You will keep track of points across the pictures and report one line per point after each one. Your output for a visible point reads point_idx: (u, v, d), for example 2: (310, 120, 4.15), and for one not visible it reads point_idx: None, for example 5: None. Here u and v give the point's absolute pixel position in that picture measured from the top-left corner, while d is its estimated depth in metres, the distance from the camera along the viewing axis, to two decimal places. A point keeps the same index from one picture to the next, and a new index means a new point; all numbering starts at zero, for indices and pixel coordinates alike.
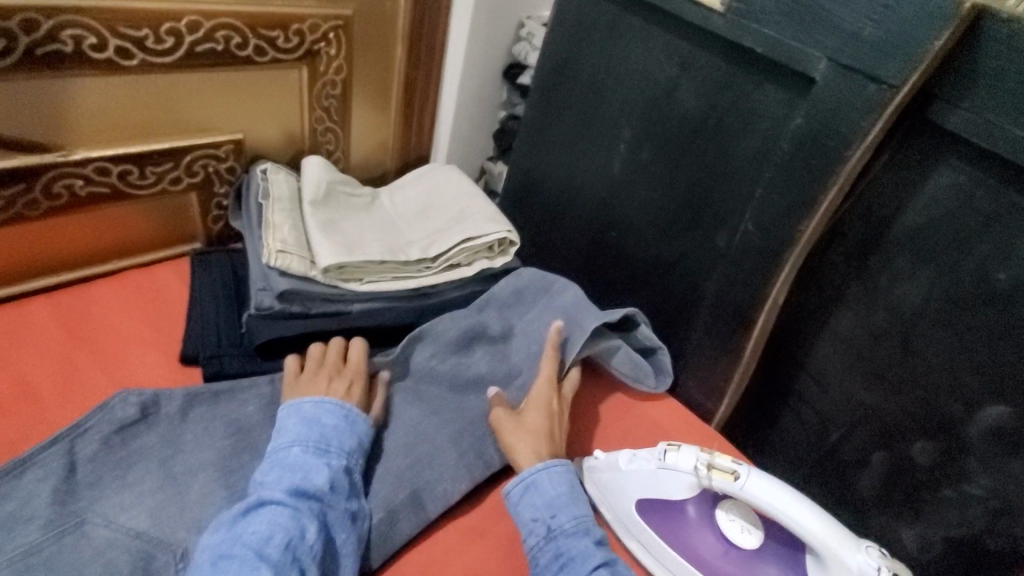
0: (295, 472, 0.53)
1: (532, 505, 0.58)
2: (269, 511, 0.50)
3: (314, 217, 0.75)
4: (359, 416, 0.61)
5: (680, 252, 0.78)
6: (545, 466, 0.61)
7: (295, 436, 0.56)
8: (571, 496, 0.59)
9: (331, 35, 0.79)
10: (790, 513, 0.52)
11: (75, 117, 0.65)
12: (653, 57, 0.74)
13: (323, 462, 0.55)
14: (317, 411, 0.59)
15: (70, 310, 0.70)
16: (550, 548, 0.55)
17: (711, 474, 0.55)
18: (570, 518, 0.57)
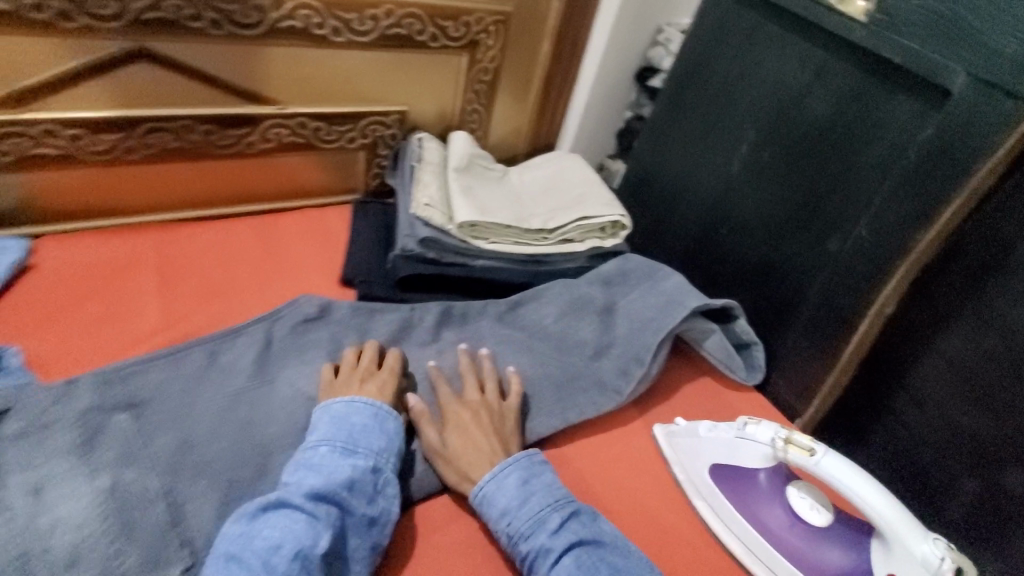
0: (318, 471, 0.54)
1: (489, 518, 0.58)
2: (285, 514, 0.50)
3: (456, 182, 0.88)
4: (390, 413, 0.61)
5: (788, 254, 0.81)
6: (487, 476, 0.59)
7: (323, 435, 0.57)
8: (522, 496, 0.58)
9: (492, 28, 0.91)
10: (860, 493, 0.55)
11: (290, 80, 0.81)
12: (787, 64, 0.78)
13: (349, 463, 0.55)
14: (348, 410, 0.60)
15: (264, 230, 0.86)
16: (516, 554, 0.56)
17: (788, 451, 0.59)
18: (524, 521, 0.56)
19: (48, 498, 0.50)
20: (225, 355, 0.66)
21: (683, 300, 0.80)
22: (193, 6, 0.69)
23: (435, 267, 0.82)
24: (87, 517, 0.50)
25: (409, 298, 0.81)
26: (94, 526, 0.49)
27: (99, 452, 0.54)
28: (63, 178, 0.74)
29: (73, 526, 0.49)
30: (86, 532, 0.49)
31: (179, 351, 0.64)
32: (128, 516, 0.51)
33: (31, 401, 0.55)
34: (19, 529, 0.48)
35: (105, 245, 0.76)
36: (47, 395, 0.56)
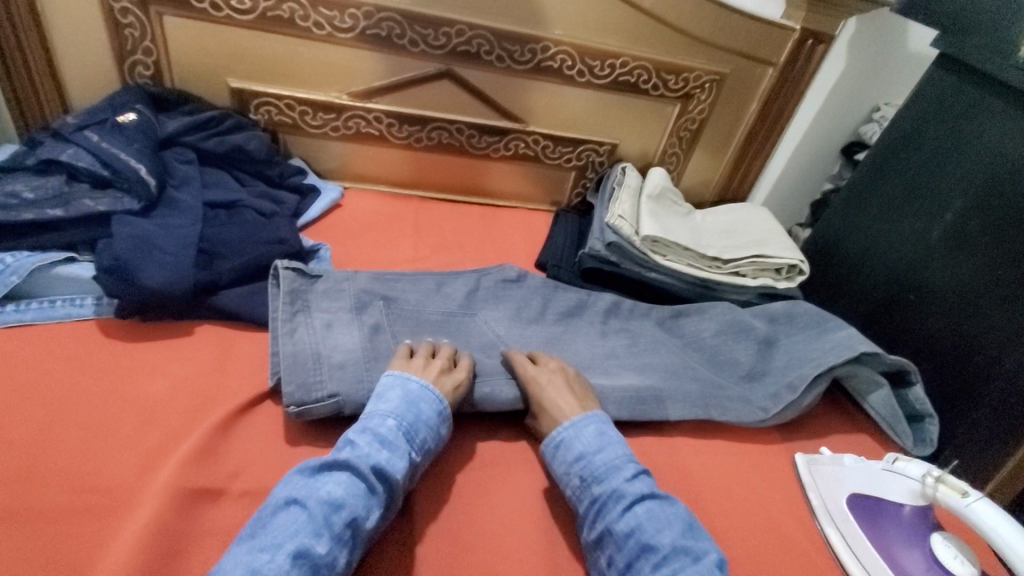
0: (383, 445, 0.56)
1: (563, 459, 0.62)
2: (347, 477, 0.53)
3: (648, 205, 1.01)
4: (448, 416, 0.63)
5: (986, 326, 0.78)
6: (567, 423, 0.64)
7: (393, 410, 0.59)
8: (602, 445, 0.62)
9: (707, 84, 1.06)
10: (1011, 543, 0.53)
11: (536, 106, 1.05)
12: (1010, 137, 0.78)
13: (402, 446, 0.57)
14: (419, 393, 0.62)
15: (487, 217, 1.10)
16: (586, 495, 0.59)
17: (937, 489, 0.60)
18: (602, 462, 0.60)
19: (334, 331, 0.70)
20: (448, 286, 0.84)
21: (854, 344, 0.80)
22: (490, 44, 0.96)
23: (613, 269, 0.96)
24: (352, 348, 0.68)
25: (587, 286, 0.95)
26: (359, 352, 0.68)
27: (365, 317, 0.73)
28: (372, 151, 1.06)
29: (346, 349, 0.68)
30: (354, 356, 0.67)
31: (419, 275, 0.84)
32: (380, 354, 0.69)
33: (333, 274, 0.78)
34: (316, 340, 0.68)
35: (386, 203, 1.06)
36: (343, 274, 0.79)
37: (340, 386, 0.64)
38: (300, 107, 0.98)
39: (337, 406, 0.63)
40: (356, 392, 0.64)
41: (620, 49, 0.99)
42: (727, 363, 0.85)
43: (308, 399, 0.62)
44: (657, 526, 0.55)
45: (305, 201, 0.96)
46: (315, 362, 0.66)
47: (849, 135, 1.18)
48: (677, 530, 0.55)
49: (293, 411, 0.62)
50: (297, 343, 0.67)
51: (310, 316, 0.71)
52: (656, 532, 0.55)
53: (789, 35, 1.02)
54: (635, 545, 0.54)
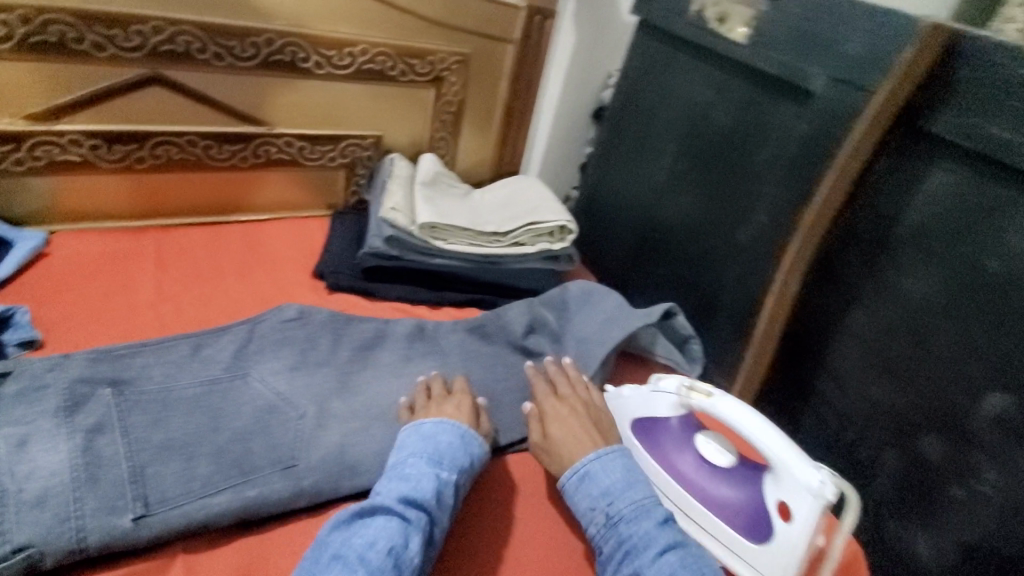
0: (408, 479, 0.58)
1: (589, 493, 0.62)
2: (379, 519, 0.54)
3: (420, 193, 1.00)
4: (472, 438, 0.65)
5: (712, 247, 0.89)
6: (593, 454, 0.64)
7: (413, 449, 0.62)
8: (626, 479, 0.62)
9: (454, 66, 1.07)
10: (755, 432, 0.62)
11: (278, 104, 0.96)
12: (695, 84, 0.90)
13: (433, 474, 0.59)
14: (439, 428, 0.64)
15: (252, 235, 0.98)
16: (614, 535, 0.59)
17: (690, 394, 0.68)
18: (627, 504, 0.60)
19: (25, 451, 0.53)
20: (207, 348, 0.72)
21: (630, 317, 0.87)
22: (200, 41, 0.85)
23: (397, 262, 0.93)
24: (60, 469, 0.53)
25: (370, 286, 0.92)
26: (65, 474, 0.53)
27: (80, 418, 0.58)
28: (83, 182, 0.87)
29: (45, 475, 0.52)
30: (51, 484, 0.52)
31: (166, 342, 0.71)
32: (96, 471, 0.55)
33: (29, 365, 0.60)
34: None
35: (116, 239, 0.89)
36: (44, 363, 0.61)
37: (32, 533, 0.50)
38: None
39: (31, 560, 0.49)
40: (56, 534, 0.50)
41: (355, 37, 0.96)
42: (521, 329, 0.86)
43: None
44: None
45: None
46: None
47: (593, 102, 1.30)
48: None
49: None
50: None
51: None
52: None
53: (517, 12, 1.07)
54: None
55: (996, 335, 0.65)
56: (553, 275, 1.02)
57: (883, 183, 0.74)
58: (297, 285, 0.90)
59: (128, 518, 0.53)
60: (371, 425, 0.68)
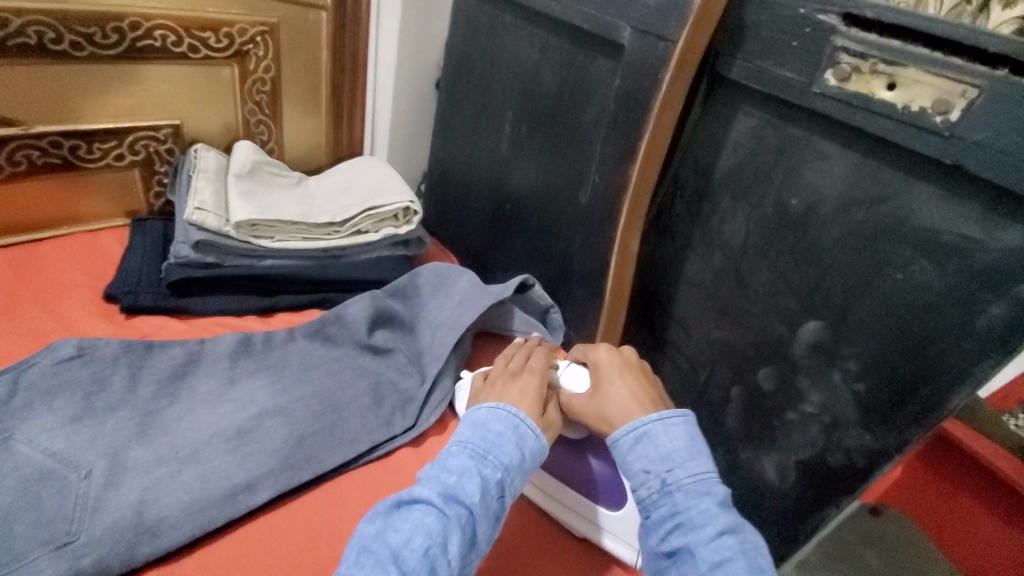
0: (451, 472, 0.51)
1: (648, 455, 0.56)
2: (417, 512, 0.48)
3: (235, 187, 0.87)
4: (529, 428, 0.57)
5: (558, 213, 0.87)
6: (654, 416, 0.59)
7: (462, 437, 0.56)
8: (689, 448, 0.56)
9: (259, 38, 0.93)
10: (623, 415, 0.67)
11: (34, 99, 0.78)
12: (520, 45, 0.86)
13: (477, 467, 0.52)
14: (518, 429, 0.57)
15: (21, 260, 0.80)
16: (668, 503, 0.54)
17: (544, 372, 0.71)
18: (689, 474, 0.54)
19: None
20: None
21: (478, 294, 0.83)
22: None
23: (215, 270, 0.81)
24: None
25: (183, 302, 0.79)
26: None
27: None
28: None
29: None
30: None
31: None
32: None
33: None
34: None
35: None
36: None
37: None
38: None
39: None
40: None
41: (120, 9, 0.79)
42: (364, 327, 0.79)
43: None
44: (749, 565, 0.49)
45: None
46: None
47: None
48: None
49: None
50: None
51: None
52: (748, 573, 0.48)
53: None
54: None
55: (802, 266, 0.70)
56: (406, 260, 0.97)
57: (694, 135, 0.76)
58: (85, 313, 0.75)
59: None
60: (182, 469, 0.58)
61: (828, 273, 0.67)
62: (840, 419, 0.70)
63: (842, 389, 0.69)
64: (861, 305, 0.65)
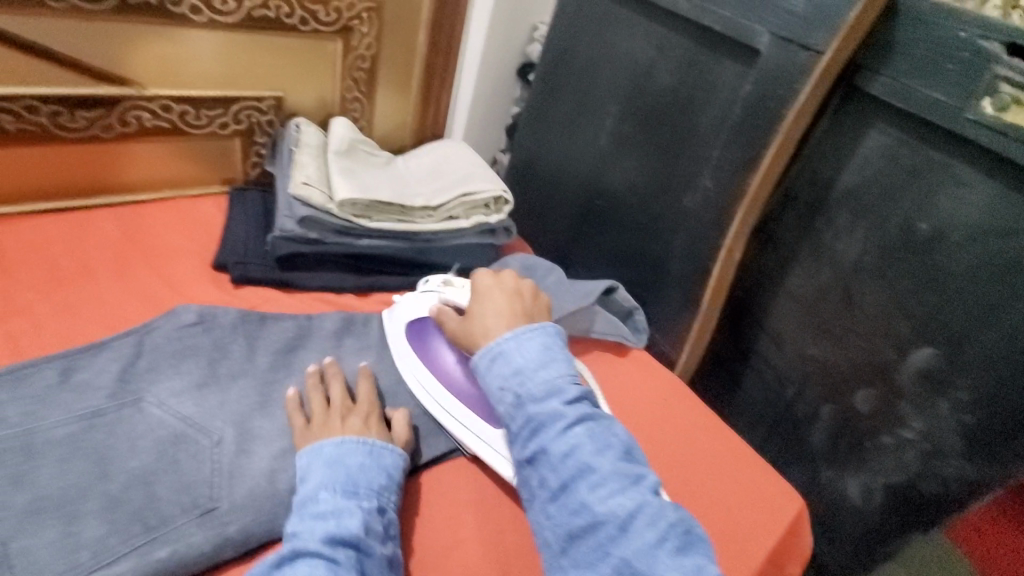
0: (327, 517, 0.49)
1: (500, 374, 0.59)
2: (305, 564, 0.45)
3: (336, 164, 0.87)
4: (384, 449, 0.57)
5: (657, 214, 0.86)
6: (509, 335, 0.61)
7: (320, 480, 0.52)
8: (539, 359, 0.58)
9: (364, 15, 0.93)
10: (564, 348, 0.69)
11: (148, 59, 0.78)
12: (634, 41, 0.85)
13: (355, 504, 0.50)
14: (340, 453, 0.55)
15: (128, 221, 0.81)
16: (521, 414, 0.56)
17: (450, 292, 0.74)
18: (540, 382, 0.57)
19: None
20: (81, 372, 0.58)
21: (569, 292, 0.84)
22: None
23: (315, 246, 0.81)
24: None
25: (288, 276, 0.80)
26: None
27: None
28: None
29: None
30: None
31: (24, 368, 0.56)
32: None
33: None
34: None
35: None
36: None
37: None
38: None
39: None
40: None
41: None
42: None
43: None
44: (597, 447, 0.53)
45: None
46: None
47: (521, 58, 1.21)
48: (616, 452, 0.53)
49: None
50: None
51: None
52: (595, 453, 0.52)
53: None
54: (573, 466, 0.52)
55: (922, 292, 0.68)
56: (491, 250, 0.95)
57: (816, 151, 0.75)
58: (194, 280, 0.76)
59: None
60: None
61: (951, 301, 0.66)
62: (942, 447, 0.69)
63: (948, 419, 0.68)
64: (985, 335, 0.64)
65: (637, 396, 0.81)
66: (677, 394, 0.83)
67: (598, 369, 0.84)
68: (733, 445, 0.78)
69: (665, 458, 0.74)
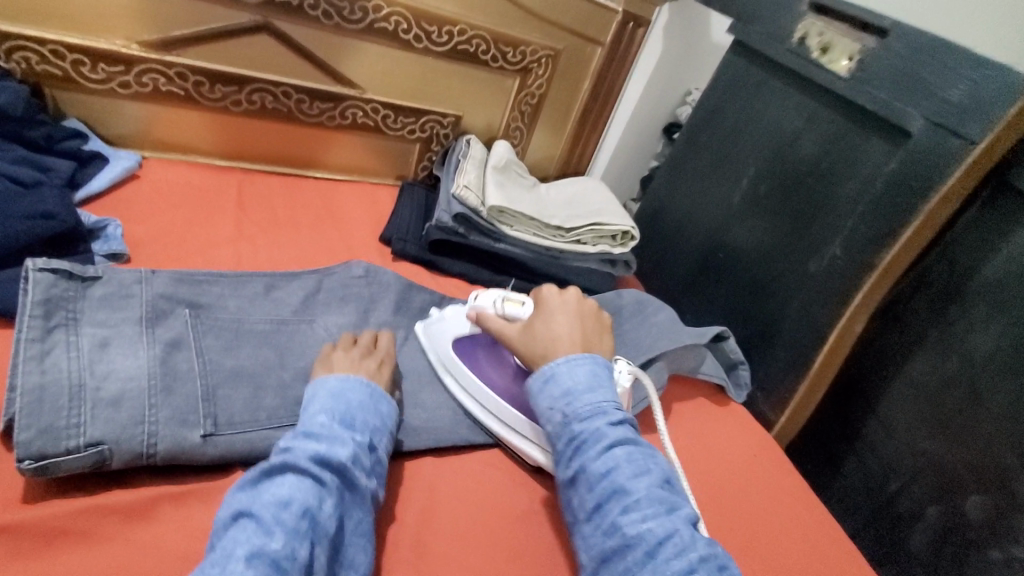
0: (320, 439, 0.53)
1: (550, 395, 0.63)
2: (290, 477, 0.49)
3: (493, 177, 1.01)
4: (382, 396, 0.62)
5: (777, 274, 0.89)
6: (562, 359, 0.65)
7: (322, 406, 0.57)
8: (588, 384, 0.62)
9: (543, 60, 1.08)
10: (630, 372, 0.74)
11: (372, 71, 0.98)
12: (785, 112, 0.90)
13: (348, 435, 0.55)
14: (343, 388, 0.59)
15: (326, 193, 1.01)
16: (567, 432, 0.60)
17: (506, 305, 0.74)
18: (586, 405, 0.60)
19: (110, 352, 0.56)
20: (279, 290, 0.74)
21: (677, 328, 0.87)
22: None
23: (462, 240, 0.94)
24: (138, 372, 0.55)
25: (434, 260, 0.94)
26: (142, 379, 0.54)
27: (160, 330, 0.60)
28: (178, 114, 0.90)
29: (124, 377, 0.54)
30: (134, 385, 0.53)
31: (244, 276, 0.73)
32: (172, 383, 0.56)
33: (118, 275, 0.63)
34: (79, 367, 0.53)
35: (200, 175, 0.92)
36: (132, 275, 0.64)
37: (106, 430, 0.50)
38: (72, 55, 0.80)
39: (101, 457, 0.49)
40: (129, 437, 0.51)
41: (455, 16, 0.96)
42: None
43: (52, 450, 0.47)
44: (634, 471, 0.56)
45: (85, 171, 0.79)
46: (73, 398, 0.50)
47: (668, 117, 1.30)
48: (652, 478, 0.55)
49: (28, 467, 0.46)
50: (48, 370, 0.51)
51: (72, 333, 0.55)
52: (632, 477, 0.55)
53: (613, 16, 1.07)
54: (607, 486, 0.55)
55: None
56: (610, 278, 1.03)
57: (954, 248, 0.75)
58: (364, 247, 0.92)
59: (198, 434, 0.54)
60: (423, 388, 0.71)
61: None
62: None
63: None
64: None
65: (726, 447, 0.83)
66: (767, 454, 0.84)
67: (693, 413, 0.87)
68: (815, 518, 0.77)
69: (747, 508, 0.75)
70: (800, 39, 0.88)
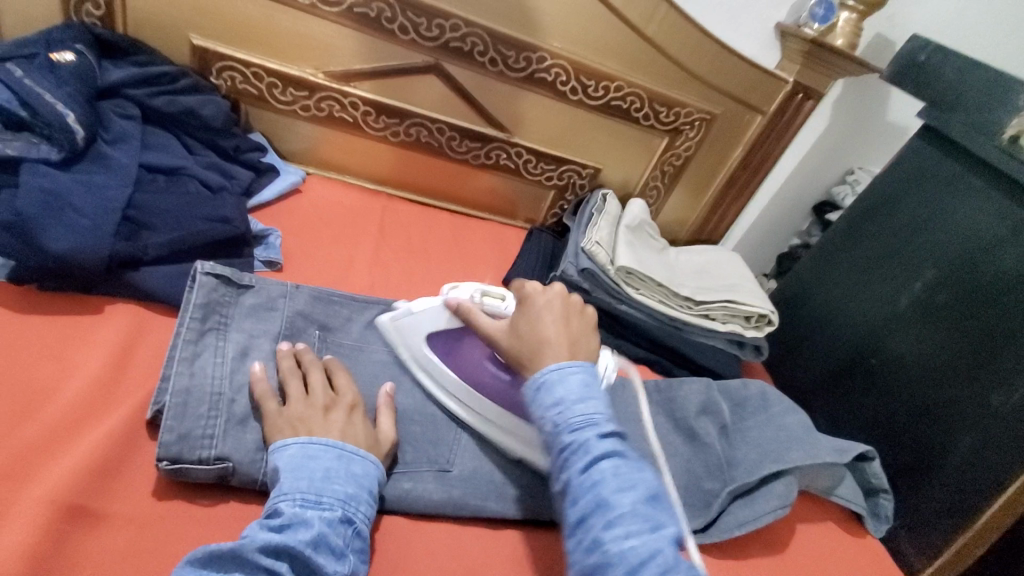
0: (280, 527, 0.44)
1: (540, 401, 0.51)
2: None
3: (625, 237, 0.97)
4: (359, 455, 0.52)
5: (947, 399, 0.77)
6: (553, 366, 0.53)
7: (280, 485, 0.48)
8: (583, 394, 0.50)
9: (697, 123, 1.04)
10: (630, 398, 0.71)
11: (522, 117, 0.99)
12: (983, 215, 0.79)
13: (313, 515, 0.46)
14: (306, 454, 0.50)
15: (459, 227, 1.03)
16: (551, 442, 0.49)
17: (484, 300, 0.68)
18: (579, 414, 0.49)
19: (247, 363, 0.58)
20: None
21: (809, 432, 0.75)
22: (483, 45, 0.90)
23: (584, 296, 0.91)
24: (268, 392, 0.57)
25: None
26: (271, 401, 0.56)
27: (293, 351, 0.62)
28: (343, 139, 0.98)
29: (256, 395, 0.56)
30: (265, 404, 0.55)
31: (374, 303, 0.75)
32: None
33: (267, 286, 0.66)
34: (221, 376, 0.56)
35: (351, 196, 0.98)
36: (279, 287, 0.67)
37: (234, 448, 0.52)
38: (268, 79, 0.89)
39: (224, 473, 0.51)
40: (250, 461, 0.52)
41: (615, 73, 0.96)
42: (692, 408, 0.78)
43: (187, 456, 0.50)
44: (621, 484, 0.45)
45: (260, 180, 0.87)
46: (211, 407, 0.53)
47: (822, 196, 1.20)
48: (641, 493, 0.45)
49: (164, 467, 0.49)
50: (196, 374, 0.55)
51: (220, 338, 0.59)
52: (618, 491, 0.45)
53: (781, 86, 1.01)
54: (591, 500, 0.45)
55: None
56: (736, 361, 0.95)
57: None
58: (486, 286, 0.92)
59: None
60: None
61: None
62: None
63: None
64: None
65: None
66: None
67: (822, 538, 0.75)
68: None
69: None
70: (1012, 137, 0.76)
